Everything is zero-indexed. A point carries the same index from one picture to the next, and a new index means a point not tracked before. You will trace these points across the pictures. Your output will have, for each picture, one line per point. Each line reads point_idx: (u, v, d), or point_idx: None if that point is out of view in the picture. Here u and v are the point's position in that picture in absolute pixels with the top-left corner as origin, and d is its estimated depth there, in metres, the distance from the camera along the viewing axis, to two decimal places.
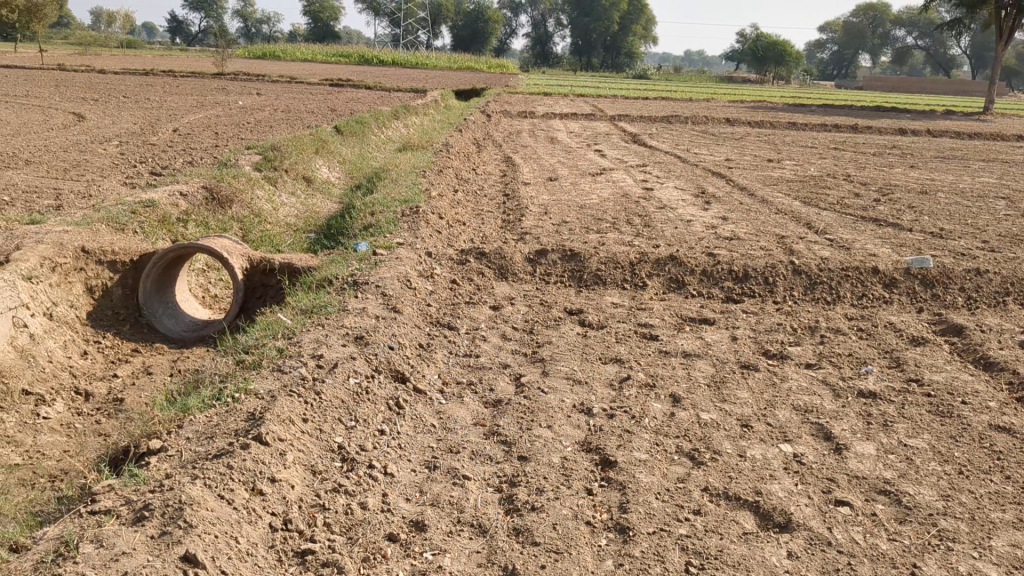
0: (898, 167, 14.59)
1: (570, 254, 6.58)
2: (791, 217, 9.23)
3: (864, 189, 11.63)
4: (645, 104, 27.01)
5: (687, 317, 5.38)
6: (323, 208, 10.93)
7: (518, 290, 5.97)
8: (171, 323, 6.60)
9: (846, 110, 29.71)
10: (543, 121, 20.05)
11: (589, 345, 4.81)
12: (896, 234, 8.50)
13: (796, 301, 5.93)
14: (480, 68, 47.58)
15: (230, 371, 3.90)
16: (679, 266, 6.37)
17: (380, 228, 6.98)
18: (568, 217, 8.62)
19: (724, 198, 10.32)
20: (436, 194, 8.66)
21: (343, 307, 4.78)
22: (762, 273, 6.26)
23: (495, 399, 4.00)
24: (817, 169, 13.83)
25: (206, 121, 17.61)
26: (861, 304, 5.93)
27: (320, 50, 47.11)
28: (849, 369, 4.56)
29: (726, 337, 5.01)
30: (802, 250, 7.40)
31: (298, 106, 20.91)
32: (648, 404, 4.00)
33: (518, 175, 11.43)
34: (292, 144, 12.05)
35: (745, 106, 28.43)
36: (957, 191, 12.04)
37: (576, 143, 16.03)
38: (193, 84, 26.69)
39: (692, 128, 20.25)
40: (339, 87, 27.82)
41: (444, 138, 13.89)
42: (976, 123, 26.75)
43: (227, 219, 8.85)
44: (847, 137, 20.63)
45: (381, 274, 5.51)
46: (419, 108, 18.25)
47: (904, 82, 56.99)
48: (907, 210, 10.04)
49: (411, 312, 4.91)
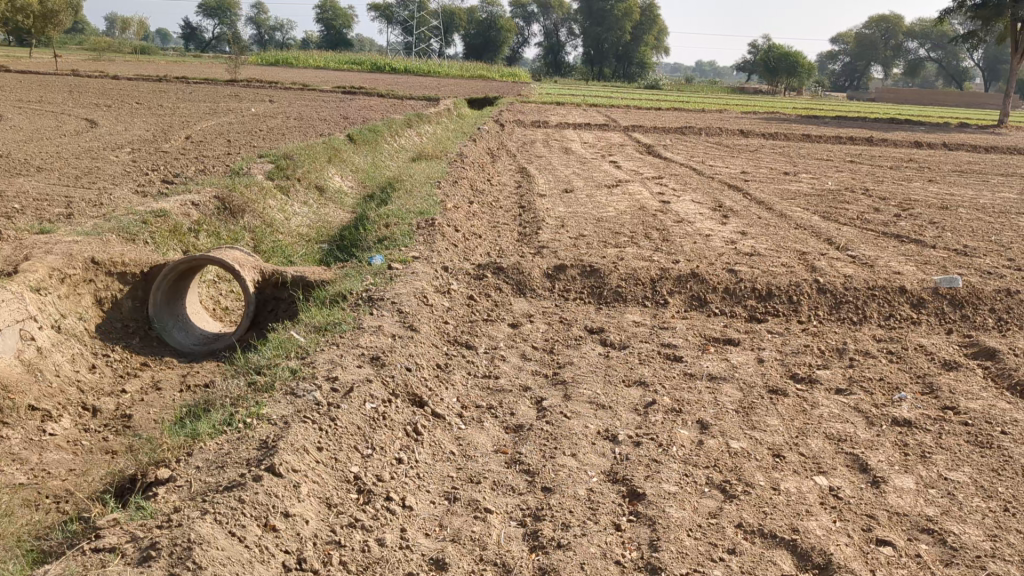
0: (916, 181, 14.40)
1: (589, 270, 6.44)
2: (812, 232, 9.07)
3: (883, 204, 11.46)
4: (657, 114, 26.88)
5: (711, 337, 5.23)
6: (336, 218, 10.82)
7: (536, 307, 5.83)
8: (182, 336, 6.48)
9: (860, 122, 29.50)
10: (556, 131, 19.92)
11: (612, 367, 4.66)
12: (920, 251, 8.33)
13: (822, 321, 5.77)
14: (492, 77, 47.56)
15: (242, 393, 3.77)
16: (701, 283, 6.23)
17: (395, 241, 6.85)
18: (584, 230, 8.48)
19: (742, 212, 10.17)
20: (451, 205, 8.54)
21: (358, 325, 4.65)
22: (786, 291, 6.11)
23: (516, 424, 3.85)
24: (834, 182, 13.65)
25: (218, 128, 17.56)
26: (889, 324, 5.76)
27: (333, 57, 47.16)
28: (882, 395, 4.39)
29: (752, 359, 4.85)
30: (825, 267, 7.24)
31: (311, 114, 20.83)
32: (675, 431, 3.85)
33: (533, 186, 11.30)
34: (305, 153, 11.96)
35: (758, 117, 28.26)
36: (977, 206, 11.85)
37: (590, 153, 15.90)
38: (206, 91, 26.69)
39: (706, 140, 20.10)
40: (352, 95, 27.78)
41: (458, 147, 13.79)
42: (992, 137, 26.50)
43: (239, 229, 8.74)
44: (862, 150, 20.45)
45: (396, 289, 5.38)
46: (432, 116, 18.14)
47: (917, 95, 56.69)
48: (929, 226, 9.87)
49: (428, 330, 4.77)
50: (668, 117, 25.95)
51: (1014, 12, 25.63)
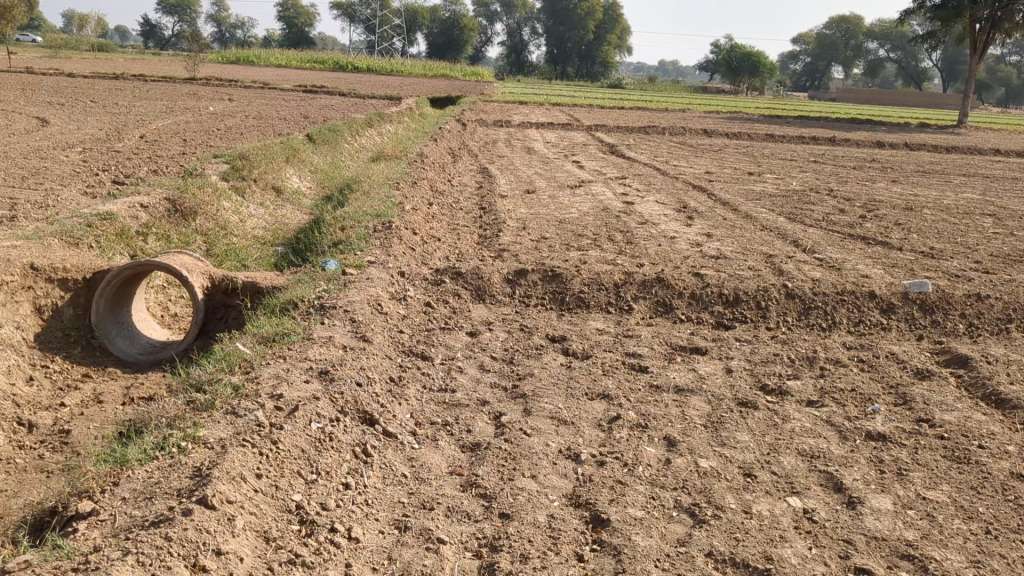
0: (879, 181, 14.37)
1: (551, 275, 6.23)
2: (777, 234, 8.94)
3: (847, 205, 11.38)
4: (621, 114, 26.76)
5: (677, 346, 5.05)
6: (293, 219, 10.52)
7: (497, 313, 5.62)
8: (126, 345, 6.16)
9: (823, 122, 29.60)
10: (519, 131, 19.71)
11: (575, 378, 4.46)
12: (886, 253, 8.23)
13: (790, 328, 5.62)
14: (456, 76, 47.27)
15: (179, 412, 3.50)
16: (666, 288, 6.05)
17: (350, 245, 6.60)
18: (547, 232, 8.27)
19: (707, 213, 10.03)
20: (410, 207, 8.29)
21: (307, 336, 4.40)
22: (753, 296, 5.95)
23: (473, 442, 3.64)
24: (799, 183, 13.59)
25: (174, 127, 17.15)
26: (858, 331, 5.63)
27: (294, 55, 46.59)
28: (854, 408, 4.24)
29: (719, 370, 4.68)
30: (791, 271, 7.10)
31: (270, 112, 20.44)
32: (641, 449, 3.65)
33: (495, 187, 11.09)
34: (261, 153, 11.64)
35: (722, 117, 28.27)
36: (941, 207, 11.81)
37: (554, 153, 15.71)
38: (163, 89, 26.17)
39: (670, 140, 19.99)
40: (313, 94, 27.40)
41: (419, 147, 13.54)
42: (952, 136, 26.70)
43: (190, 232, 8.43)
44: (826, 150, 20.46)
45: (350, 297, 5.13)
46: (394, 115, 17.86)
47: (877, 95, 57.16)
48: (895, 228, 9.79)
49: (381, 341, 4.54)
50: (631, 116, 25.86)
51: (973, 13, 25.81)
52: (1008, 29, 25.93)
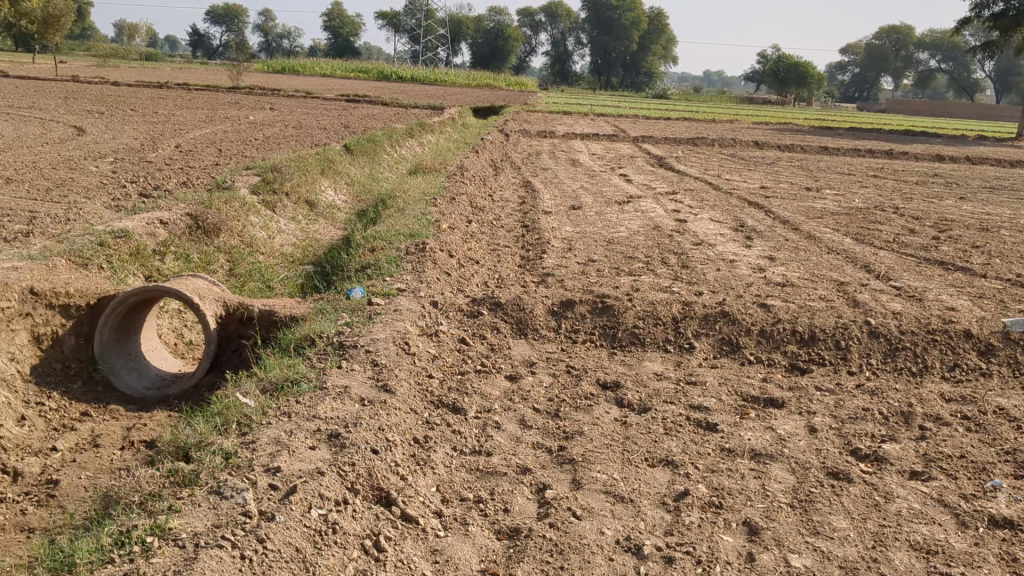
0: (947, 199, 13.49)
1: (602, 306, 5.58)
2: (846, 258, 8.20)
3: (917, 224, 10.56)
4: (666, 124, 26.01)
5: (748, 396, 4.37)
6: (325, 235, 9.99)
7: (540, 351, 4.97)
8: (133, 378, 5.57)
9: (877, 134, 28.59)
10: (563, 142, 19.04)
11: (631, 438, 3.78)
12: (969, 281, 7.46)
13: (877, 373, 4.91)
14: (499, 85, 46.86)
15: (155, 488, 2.91)
16: (731, 324, 5.37)
17: (378, 269, 6.00)
18: (595, 254, 7.61)
19: (767, 233, 9.32)
20: (446, 225, 7.70)
21: (320, 385, 3.80)
22: (831, 335, 5.26)
23: (511, 527, 2.99)
24: (861, 199, 12.80)
25: (211, 136, 16.77)
26: (954, 377, 4.91)
27: (337, 64, 46.49)
28: (970, 483, 3.54)
29: (801, 429, 3.99)
30: (868, 302, 6.39)
31: (311, 122, 20.02)
32: (717, 540, 2.98)
33: (538, 202, 10.45)
34: (294, 164, 11.12)
35: (772, 128, 27.41)
36: (1018, 227, 10.94)
37: (600, 165, 15.07)
38: (205, 97, 25.99)
39: (720, 151, 19.22)
40: (356, 103, 27.07)
41: (460, 159, 12.98)
42: (1012, 149, 25.58)
43: (212, 249, 7.90)
44: (883, 163, 19.56)
45: (373, 334, 4.53)
46: (435, 125, 17.32)
47: (926, 106, 55.67)
48: (973, 251, 8.99)
49: (406, 390, 3.92)
50: (679, 127, 25.11)
51: None
52: None
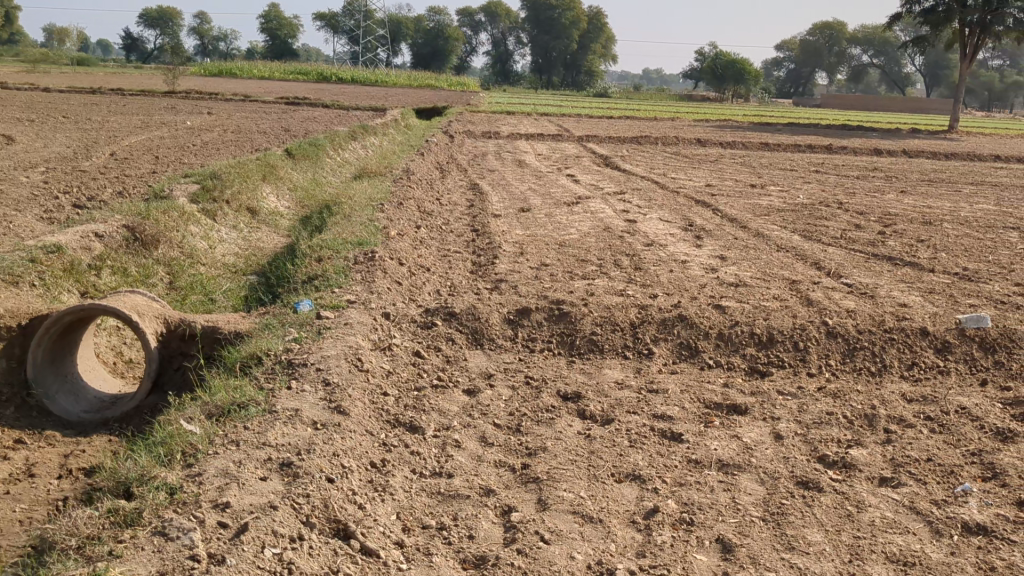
0: (888, 193, 13.64)
1: (558, 313, 5.45)
2: (796, 256, 8.19)
3: (862, 220, 10.63)
4: (609, 123, 26.07)
5: (711, 403, 4.28)
6: (269, 243, 9.73)
7: (497, 362, 4.84)
8: (70, 403, 5.25)
9: (815, 129, 28.98)
10: (507, 143, 18.91)
11: (596, 453, 3.66)
12: (919, 276, 7.49)
13: (837, 374, 4.86)
14: (440, 86, 46.64)
15: (95, 532, 2.71)
16: (689, 328, 5.29)
17: (326, 281, 5.82)
18: (546, 258, 7.49)
19: (716, 232, 9.29)
20: (394, 231, 7.53)
21: (269, 409, 3.63)
22: (790, 336, 5.20)
23: (477, 555, 2.85)
24: (805, 195, 12.88)
25: (147, 143, 16.33)
26: (914, 376, 4.88)
27: (276, 66, 45.84)
28: (940, 488, 3.48)
29: (767, 436, 3.92)
30: (823, 301, 6.36)
31: (250, 127, 19.64)
32: (691, 560, 2.88)
33: (486, 205, 10.30)
34: (234, 171, 10.84)
35: (713, 125, 27.61)
36: (960, 220, 11.08)
37: (546, 166, 14.98)
38: (140, 103, 25.39)
39: (663, 150, 19.27)
40: (296, 106, 26.65)
41: (405, 162, 12.79)
42: (945, 142, 26.08)
43: (151, 262, 7.62)
44: (824, 158, 19.78)
45: (324, 351, 4.35)
46: (378, 127, 17.08)
47: (861, 101, 56.66)
48: (919, 245, 9.06)
49: (360, 410, 3.75)
50: (622, 126, 25.16)
51: (962, 17, 25.06)
52: (999, 32, 25.13)
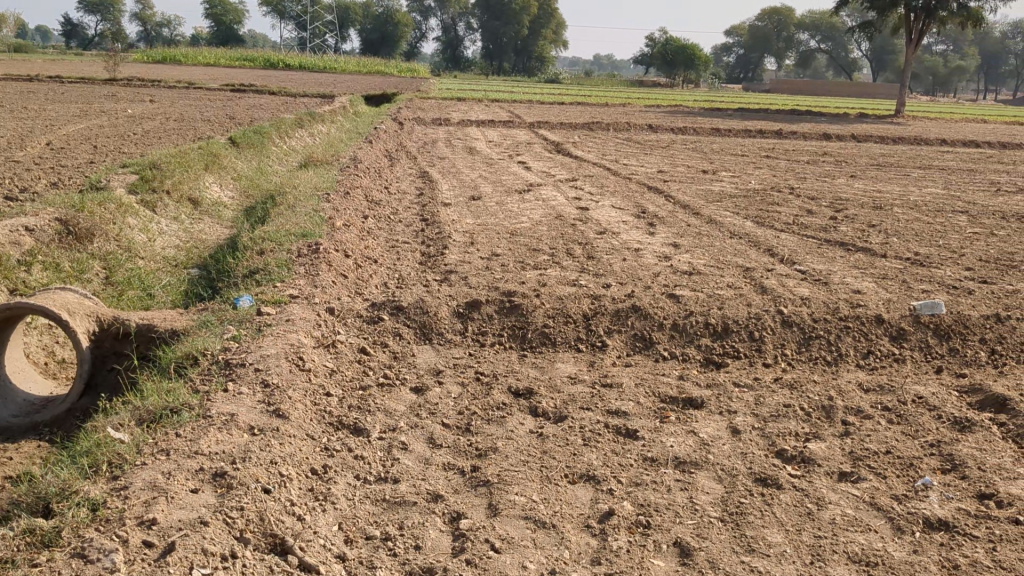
0: (838, 178, 13.68)
1: (509, 305, 5.30)
2: (749, 242, 8.13)
3: (813, 205, 10.63)
4: (561, 110, 25.94)
5: (667, 397, 4.16)
6: (211, 234, 9.45)
7: (446, 358, 4.67)
8: None
9: (765, 115, 29.13)
10: (458, 130, 18.70)
11: (549, 453, 3.52)
12: (871, 262, 7.47)
13: (793, 365, 4.78)
14: (390, 72, 46.17)
15: (9, 554, 2.52)
16: (643, 319, 5.18)
17: (268, 275, 5.61)
18: (497, 248, 7.33)
19: (669, 219, 9.21)
20: (340, 222, 7.32)
21: (203, 414, 3.43)
22: (745, 326, 5.11)
23: (423, 568, 2.69)
24: (756, 180, 12.88)
25: (86, 132, 15.84)
26: (869, 365, 4.82)
27: (222, 53, 44.96)
28: (900, 483, 3.40)
29: (724, 431, 3.81)
30: (777, 288, 6.29)
31: (194, 114, 19.19)
32: (648, 566, 2.76)
33: (436, 194, 10.11)
34: (175, 161, 10.51)
35: (664, 111, 27.61)
36: (909, 205, 11.13)
37: (497, 153, 14.81)
38: (80, 90, 24.69)
39: (615, 136, 19.19)
40: (242, 93, 26.14)
41: (352, 150, 12.53)
42: (892, 127, 26.37)
43: (86, 257, 7.33)
44: (775, 143, 19.84)
45: (263, 350, 4.16)
46: (325, 114, 16.76)
47: (808, 86, 57.18)
48: (870, 230, 9.05)
49: (301, 413, 3.57)
50: (573, 112, 25.05)
51: (908, 3, 25.29)
52: (943, 18, 25.41)
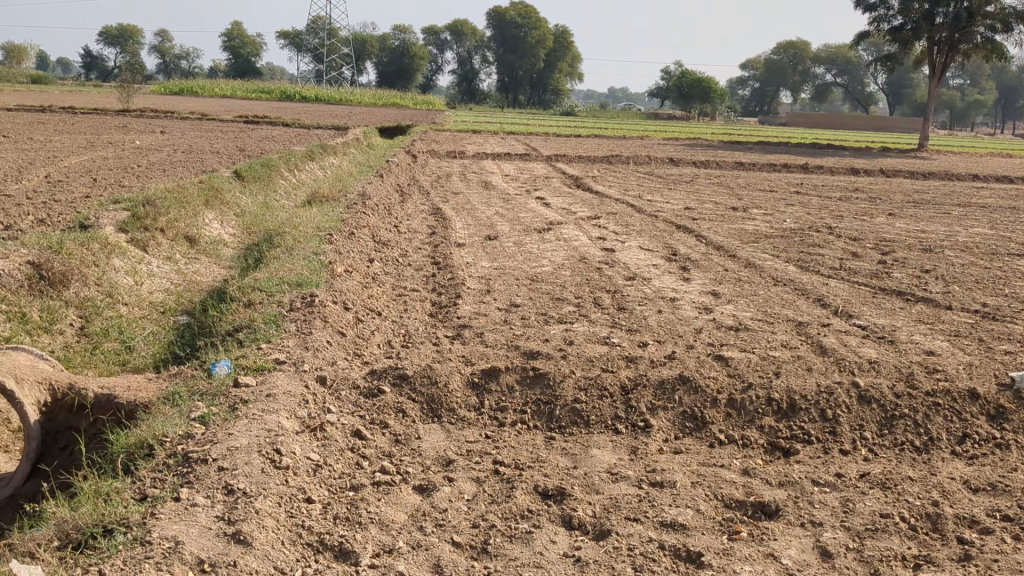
0: (876, 216, 12.87)
1: (533, 373, 4.49)
2: (795, 291, 7.33)
3: (858, 247, 9.82)
4: (577, 142, 25.25)
5: (734, 502, 3.35)
6: (206, 275, 8.72)
7: (458, 442, 3.87)
8: None
9: (786, 148, 28.39)
10: (474, 163, 18.01)
11: None
12: (937, 315, 6.65)
13: (876, 453, 3.96)
14: (405, 105, 45.74)
15: None
16: (692, 392, 4.35)
17: (253, 335, 4.83)
18: (517, 297, 6.55)
19: (704, 262, 8.42)
20: (341, 267, 6.55)
21: (141, 538, 2.66)
22: (815, 403, 4.28)
23: None
24: (790, 219, 12.08)
25: (88, 164, 15.20)
26: (970, 454, 3.98)
27: (239, 84, 44.60)
28: None
29: (811, 554, 2.99)
30: (838, 349, 5.48)
31: (202, 146, 18.57)
32: None
33: (449, 233, 9.35)
34: (171, 195, 9.78)
35: (682, 144, 26.88)
36: (959, 247, 10.26)
37: (515, 188, 14.07)
38: (91, 121, 24.22)
39: (636, 170, 18.41)
40: (254, 125, 25.59)
41: (363, 186, 11.80)
42: (918, 161, 25.59)
43: (60, 305, 6.60)
44: (803, 179, 19.05)
45: (234, 439, 3.36)
46: (337, 147, 16.09)
47: (825, 120, 56.33)
48: (925, 277, 8.24)
49: (270, 536, 2.78)
50: (591, 145, 24.35)
51: (931, 35, 24.51)
52: (966, 50, 24.65)
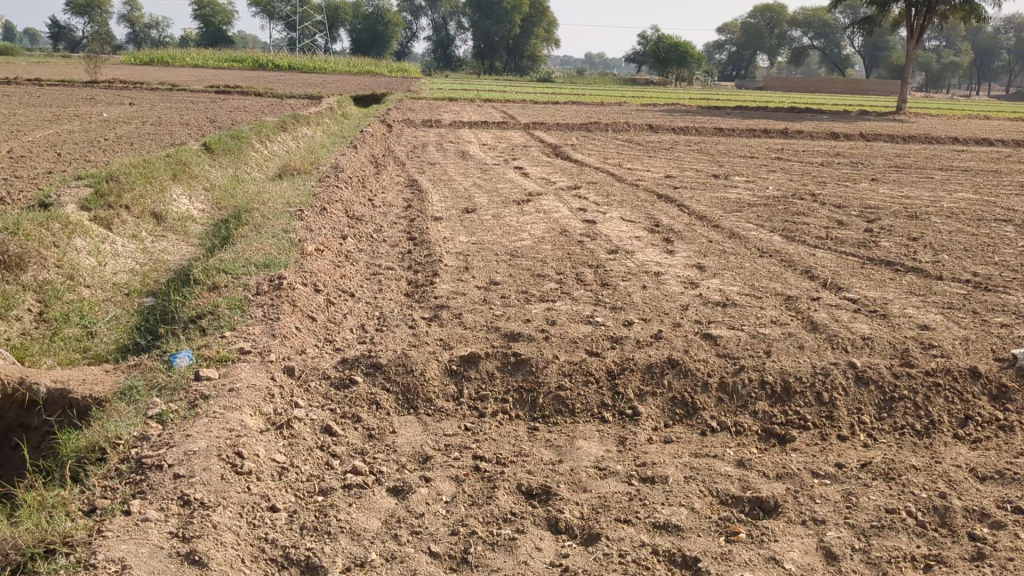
0: (860, 182, 12.69)
1: (513, 359, 4.25)
2: (782, 262, 7.11)
3: (843, 215, 9.62)
4: (555, 109, 24.90)
5: (731, 499, 3.14)
6: (175, 253, 8.41)
7: (436, 435, 3.63)
8: None
9: (766, 113, 28.15)
10: (451, 132, 17.66)
11: None
12: (928, 286, 6.46)
13: (876, 438, 3.77)
14: (381, 73, 45.11)
15: None
16: (682, 377, 4.13)
17: (218, 322, 4.57)
18: (496, 274, 6.29)
19: (688, 233, 8.19)
20: (312, 245, 6.27)
21: (85, 561, 2.43)
22: (810, 386, 4.07)
23: None
24: (774, 186, 11.87)
25: (52, 138, 14.74)
26: (975, 438, 3.78)
27: (211, 53, 43.79)
28: None
29: (815, 557, 2.78)
30: (831, 324, 5.27)
31: (171, 118, 18.10)
32: None
33: (426, 206, 9.07)
34: (137, 170, 9.42)
35: (661, 110, 26.59)
36: (945, 213, 10.10)
37: (492, 158, 13.77)
38: (57, 93, 23.63)
39: (615, 137, 18.13)
40: (226, 95, 25.04)
41: (335, 157, 11.47)
42: (897, 124, 25.44)
43: (17, 289, 6.28)
44: (784, 144, 18.84)
45: (192, 442, 3.11)
46: (310, 117, 15.70)
47: (803, 83, 56.05)
48: (913, 245, 8.05)
49: (228, 554, 2.55)
50: (569, 111, 24.02)
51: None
52: (944, 12, 24.37)
